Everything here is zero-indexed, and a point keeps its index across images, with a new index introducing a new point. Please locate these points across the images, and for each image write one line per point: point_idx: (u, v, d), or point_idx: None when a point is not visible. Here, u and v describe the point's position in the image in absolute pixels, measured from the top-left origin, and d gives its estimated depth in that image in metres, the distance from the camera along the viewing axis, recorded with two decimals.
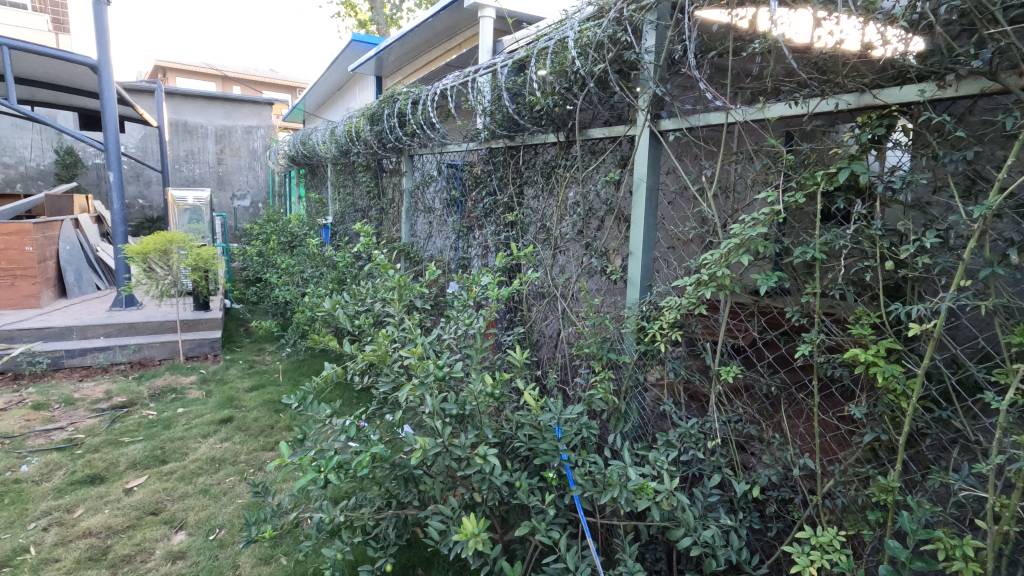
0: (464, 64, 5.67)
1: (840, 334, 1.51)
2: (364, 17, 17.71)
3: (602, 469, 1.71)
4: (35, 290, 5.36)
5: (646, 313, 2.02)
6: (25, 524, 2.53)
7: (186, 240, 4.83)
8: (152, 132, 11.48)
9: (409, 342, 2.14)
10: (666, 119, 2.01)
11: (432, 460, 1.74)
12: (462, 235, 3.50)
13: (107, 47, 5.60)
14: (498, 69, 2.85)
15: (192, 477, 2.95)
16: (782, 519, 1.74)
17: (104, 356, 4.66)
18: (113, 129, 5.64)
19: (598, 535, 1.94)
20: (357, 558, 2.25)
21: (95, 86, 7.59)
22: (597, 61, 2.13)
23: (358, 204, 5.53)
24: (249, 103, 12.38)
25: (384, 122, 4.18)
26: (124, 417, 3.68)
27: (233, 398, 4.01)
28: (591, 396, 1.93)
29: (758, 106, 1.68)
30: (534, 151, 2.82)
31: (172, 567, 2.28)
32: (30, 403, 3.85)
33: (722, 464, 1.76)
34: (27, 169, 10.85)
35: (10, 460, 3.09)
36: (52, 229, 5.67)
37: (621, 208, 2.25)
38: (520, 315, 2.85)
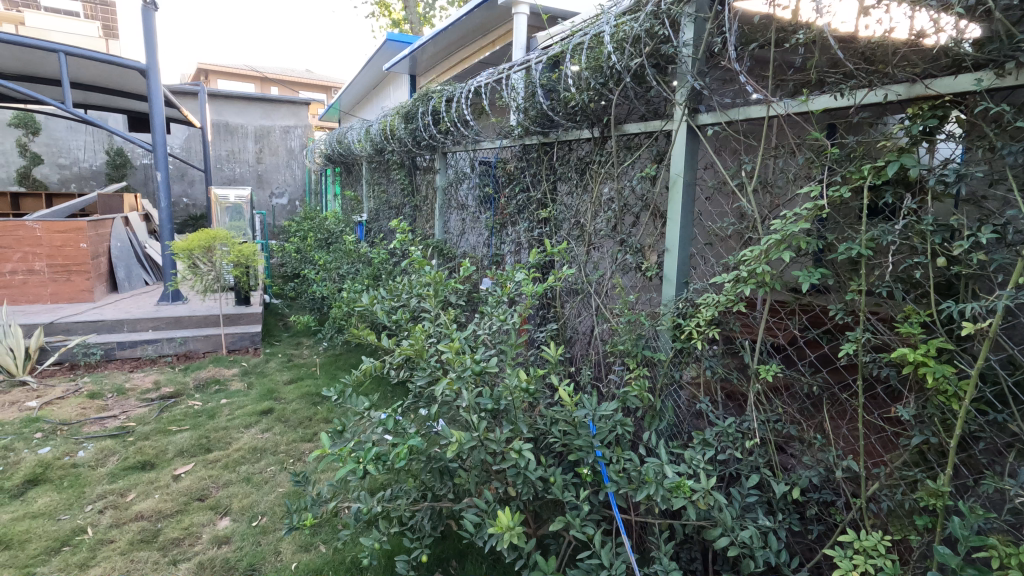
0: (497, 61, 5.68)
1: (887, 334, 1.47)
2: (398, 16, 17.88)
3: (637, 466, 1.71)
4: (89, 284, 5.61)
5: (683, 310, 1.99)
6: (82, 506, 2.67)
7: (228, 237, 4.98)
8: (195, 132, 11.90)
9: (445, 337, 2.17)
10: (704, 114, 1.98)
11: (468, 454, 1.76)
12: (495, 232, 3.52)
13: (155, 51, 5.82)
14: (533, 66, 2.85)
15: (236, 466, 3.06)
16: (823, 522, 1.70)
17: (152, 348, 4.86)
18: (161, 129, 5.86)
19: (633, 534, 1.93)
20: (393, 548, 2.30)
21: (144, 89, 7.89)
22: (634, 56, 2.11)
23: (393, 201, 5.62)
24: (286, 104, 12.68)
25: (418, 120, 4.23)
26: (171, 407, 3.84)
27: (273, 390, 4.13)
28: (626, 393, 1.92)
29: (801, 99, 1.63)
30: (568, 148, 2.81)
31: (218, 551, 2.37)
32: (86, 392, 4.05)
33: (760, 464, 1.73)
34: (80, 169, 11.40)
35: (68, 446, 3.26)
36: (103, 226, 5.96)
37: (656, 205, 2.22)
38: (554, 311, 2.86)
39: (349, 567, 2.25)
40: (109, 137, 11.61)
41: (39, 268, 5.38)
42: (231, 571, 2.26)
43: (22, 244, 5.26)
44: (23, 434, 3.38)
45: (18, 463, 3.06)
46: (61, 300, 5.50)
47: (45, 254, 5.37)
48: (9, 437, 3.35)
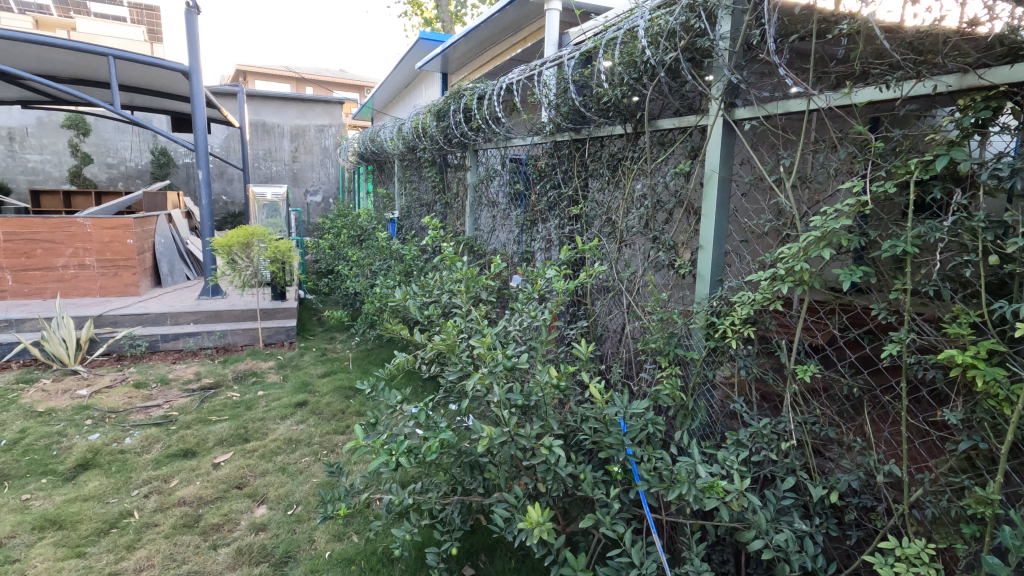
0: (529, 58, 5.65)
1: (933, 334, 1.41)
2: (430, 15, 17.94)
3: (669, 465, 1.69)
4: (135, 279, 5.85)
5: (716, 309, 1.96)
6: (129, 491, 2.79)
7: (265, 233, 5.12)
8: (234, 132, 12.25)
9: (476, 332, 2.18)
10: (741, 108, 1.94)
11: (498, 449, 1.77)
12: (526, 228, 3.53)
13: (197, 53, 6.00)
14: (565, 62, 2.83)
15: (272, 456, 3.15)
16: (862, 528, 1.65)
17: (193, 341, 5.04)
18: (202, 129, 6.04)
19: (663, 533, 1.91)
20: (424, 540, 2.33)
21: (186, 90, 8.15)
22: (669, 50, 2.07)
23: (424, 198, 5.68)
24: (321, 103, 12.94)
25: (450, 118, 4.24)
26: (211, 398, 3.97)
27: (308, 383, 4.24)
28: (657, 391, 1.90)
29: (843, 92, 1.58)
30: (600, 144, 2.79)
31: (256, 537, 2.45)
32: (132, 382, 4.23)
33: (796, 466, 1.69)
34: (127, 169, 11.86)
35: (116, 433, 3.41)
36: (148, 223, 6.19)
37: (691, 201, 2.19)
38: (584, 309, 2.85)
39: (381, 558, 2.29)
40: (153, 137, 12.04)
41: (90, 264, 5.62)
42: (268, 557, 2.33)
43: (73, 240, 5.50)
44: (74, 420, 3.55)
45: (70, 448, 3.21)
46: (110, 294, 5.75)
47: (95, 250, 5.62)
48: (62, 423, 3.52)
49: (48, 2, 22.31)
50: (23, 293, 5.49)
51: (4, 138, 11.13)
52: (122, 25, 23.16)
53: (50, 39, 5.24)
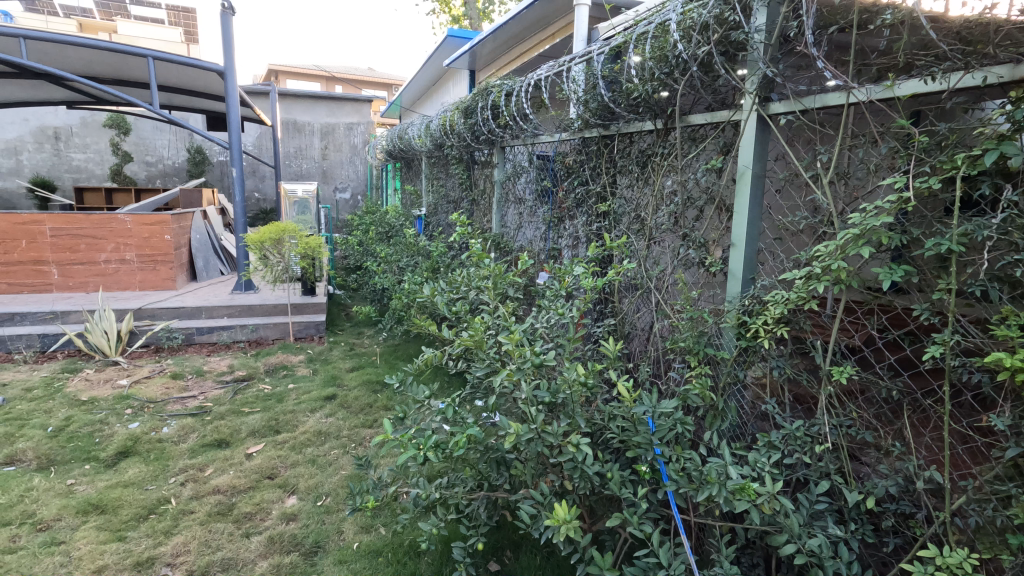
0: (557, 54, 5.62)
1: (979, 336, 1.36)
2: (457, 12, 17.92)
3: (698, 466, 1.67)
4: (172, 274, 6.02)
5: (748, 308, 1.91)
6: (166, 478, 2.89)
7: (296, 229, 5.22)
8: (266, 131, 12.51)
9: (504, 329, 2.18)
10: (776, 102, 1.89)
11: (525, 445, 1.77)
12: (553, 226, 3.52)
13: (231, 53, 6.14)
14: (594, 57, 2.79)
15: (302, 448, 3.22)
16: (900, 535, 1.60)
17: (227, 334, 5.18)
18: (236, 128, 6.18)
19: (692, 535, 1.89)
20: (450, 535, 2.35)
21: (220, 89, 8.35)
22: (701, 44, 2.02)
23: (451, 195, 5.73)
24: (350, 102, 13.12)
25: (478, 115, 4.24)
26: (244, 390, 4.07)
27: (336, 377, 4.31)
28: (687, 391, 1.87)
29: (885, 84, 1.52)
30: (629, 140, 2.76)
31: (287, 527, 2.50)
32: (169, 373, 4.37)
33: (831, 470, 1.65)
34: (165, 167, 12.24)
35: (154, 422, 3.53)
36: (185, 219, 6.38)
37: (722, 198, 2.15)
38: (611, 307, 2.83)
39: (407, 551, 2.32)
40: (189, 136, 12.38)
41: (130, 259, 5.82)
42: (298, 547, 2.38)
43: (114, 236, 5.70)
44: (115, 409, 3.68)
45: (112, 436, 3.33)
46: (148, 288, 5.94)
47: (135, 245, 5.81)
48: (104, 412, 3.65)
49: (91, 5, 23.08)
50: (68, 286, 5.73)
51: (51, 137, 11.59)
52: (160, 26, 23.82)
53: (93, 41, 5.42)
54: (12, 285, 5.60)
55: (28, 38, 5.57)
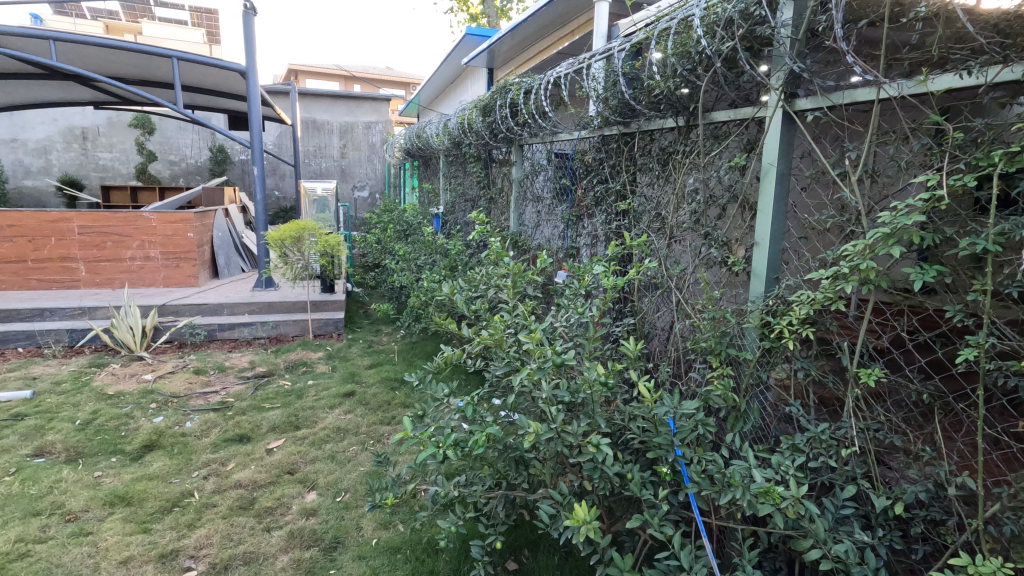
0: (576, 51, 5.59)
1: (1016, 339, 1.31)
2: (475, 11, 17.85)
3: (721, 468, 1.64)
4: (195, 271, 6.13)
5: (772, 308, 1.87)
6: (190, 472, 2.94)
7: (316, 227, 5.28)
8: (286, 130, 12.65)
9: (523, 328, 2.17)
10: (802, 98, 1.85)
11: (544, 445, 1.76)
12: (572, 224, 3.51)
13: (253, 53, 6.21)
14: (615, 54, 2.76)
15: (322, 443, 3.25)
16: (930, 542, 1.56)
17: (248, 331, 5.25)
18: (257, 127, 6.24)
19: (713, 538, 1.86)
20: (469, 533, 2.35)
21: (242, 89, 8.46)
22: (726, 39, 1.98)
23: (469, 194, 5.74)
24: (369, 101, 13.21)
25: (496, 113, 4.22)
26: (265, 386, 4.13)
27: (355, 374, 4.35)
28: (708, 391, 1.84)
29: (918, 79, 1.48)
30: (649, 138, 2.73)
31: (307, 522, 2.53)
32: (192, 368, 4.45)
33: (858, 475, 1.62)
34: (188, 165, 12.46)
35: (178, 416, 3.59)
36: (207, 217, 6.49)
37: (746, 196, 2.11)
38: (631, 306, 2.81)
39: (426, 548, 2.33)
40: (211, 135, 12.58)
41: (154, 256, 5.94)
42: (318, 541, 2.41)
43: (139, 234, 5.82)
44: (140, 404, 3.76)
45: (137, 430, 3.40)
46: (172, 284, 6.06)
47: (159, 243, 5.93)
48: (129, 406, 3.73)
49: (116, 7, 23.51)
50: (95, 283, 5.85)
51: (79, 137, 11.85)
52: (183, 27, 24.23)
53: (119, 42, 5.51)
54: (42, 281, 5.71)
55: (58, 40, 5.69)
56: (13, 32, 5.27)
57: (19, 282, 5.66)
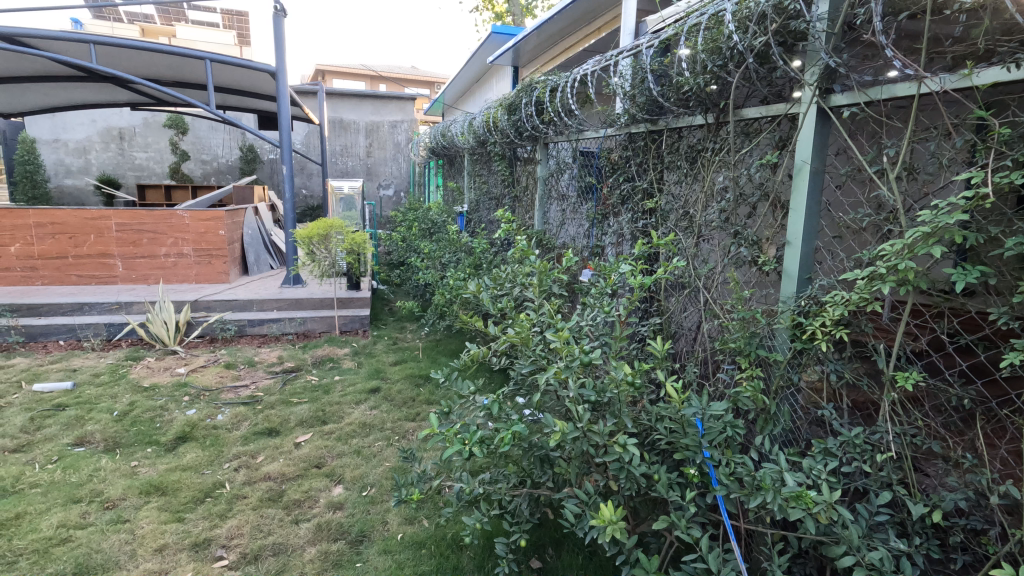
0: (603, 48, 5.54)
1: None
2: (500, 9, 17.76)
3: (750, 471, 1.62)
4: (226, 267, 6.28)
5: (804, 308, 1.84)
6: (221, 463, 3.02)
7: (343, 225, 5.35)
8: (314, 129, 12.86)
9: (549, 326, 2.17)
10: (838, 94, 1.80)
11: (570, 444, 1.76)
12: (597, 222, 3.49)
13: (283, 54, 6.31)
14: (643, 51, 2.73)
15: (348, 438, 3.30)
16: (970, 552, 1.51)
17: (276, 327, 5.35)
18: (287, 126, 6.35)
19: (741, 542, 1.83)
20: (493, 530, 2.36)
21: (271, 89, 8.62)
22: (758, 35, 1.94)
23: (493, 192, 5.75)
24: (394, 100, 13.33)
25: (521, 111, 4.20)
26: (292, 381, 4.21)
27: (380, 370, 4.40)
28: (737, 393, 1.81)
29: (962, 73, 1.43)
30: (677, 135, 2.70)
31: (334, 515, 2.57)
32: (223, 362, 4.56)
33: (893, 481, 1.57)
34: (219, 164, 12.77)
35: (210, 409, 3.69)
36: (237, 215, 6.63)
37: (777, 194, 2.06)
38: (657, 305, 2.78)
39: (450, 544, 2.35)
40: (241, 134, 12.86)
41: (188, 253, 6.10)
42: (345, 535, 2.44)
43: (173, 231, 5.99)
44: (174, 396, 3.86)
45: (171, 422, 3.50)
46: (204, 281, 6.22)
47: (192, 240, 6.09)
48: (163, 398, 3.84)
49: (151, 11, 24.13)
50: (132, 278, 6.03)
51: (116, 137, 12.23)
52: (214, 30, 24.84)
53: (155, 45, 5.65)
54: (81, 277, 5.91)
55: (97, 43, 5.86)
56: (54, 37, 5.46)
57: (60, 278, 5.86)
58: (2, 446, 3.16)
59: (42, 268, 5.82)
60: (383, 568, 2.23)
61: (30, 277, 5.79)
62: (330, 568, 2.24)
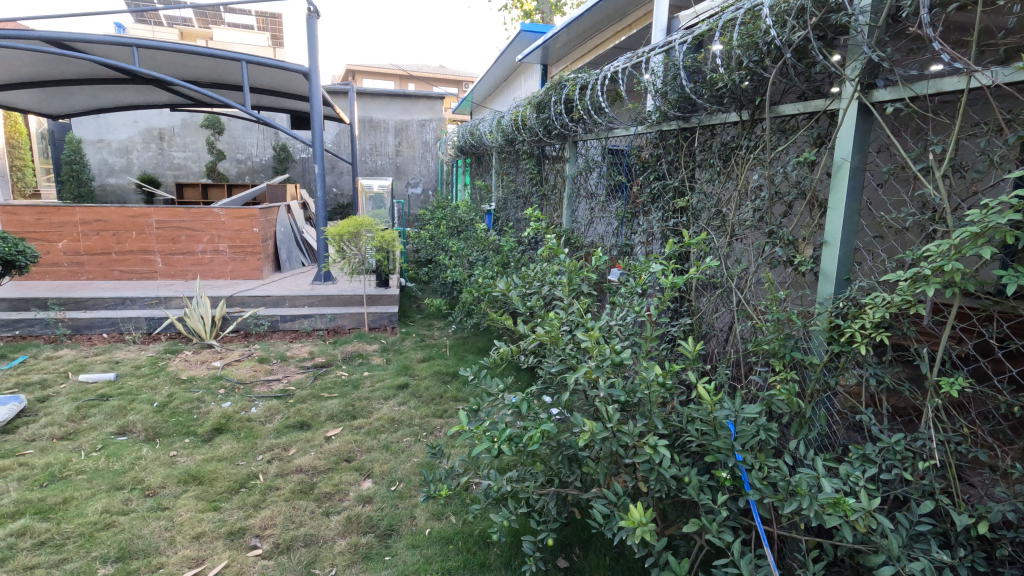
0: (633, 45, 5.48)
1: None
2: (530, 7, 17.70)
3: (785, 476, 1.58)
4: (259, 264, 6.43)
5: (842, 311, 1.79)
6: (255, 455, 3.10)
7: (372, 223, 5.42)
8: (344, 128, 13.06)
9: (579, 325, 2.15)
10: (881, 89, 1.74)
11: (599, 444, 1.75)
12: (626, 221, 3.46)
13: (316, 55, 6.43)
14: (675, 47, 2.68)
15: (377, 433, 3.35)
16: (1019, 567, 1.45)
17: (308, 323, 5.46)
18: (319, 125, 6.45)
19: (774, 547, 1.79)
20: (520, 528, 2.37)
21: (303, 90, 8.78)
22: (797, 28, 1.88)
23: (521, 190, 5.76)
24: (423, 99, 13.46)
25: (551, 109, 4.17)
26: (323, 375, 4.30)
27: (408, 366, 4.46)
28: (771, 396, 1.77)
29: (1017, 66, 1.36)
30: (710, 132, 2.65)
31: (363, 509, 2.61)
32: (257, 357, 4.68)
33: (935, 489, 1.52)
34: (253, 163, 13.09)
35: (244, 402, 3.79)
36: (270, 213, 6.79)
37: (815, 192, 2.01)
38: (688, 305, 2.74)
39: (477, 540, 2.36)
40: (274, 134, 13.14)
41: (223, 249, 6.27)
42: (374, 528, 2.48)
43: (210, 228, 6.16)
44: (210, 389, 3.98)
45: (208, 413, 3.61)
46: (239, 276, 6.39)
47: (228, 237, 6.25)
48: (200, 390, 3.96)
49: (189, 14, 24.79)
50: (170, 274, 6.23)
51: (156, 137, 12.64)
52: (250, 33, 25.49)
53: (194, 47, 5.82)
54: (123, 272, 6.12)
55: (139, 46, 6.05)
56: (98, 40, 5.65)
57: (103, 273, 6.09)
58: (51, 434, 3.31)
59: (87, 264, 6.05)
60: (411, 562, 2.26)
61: (76, 272, 6.02)
62: (359, 561, 2.28)
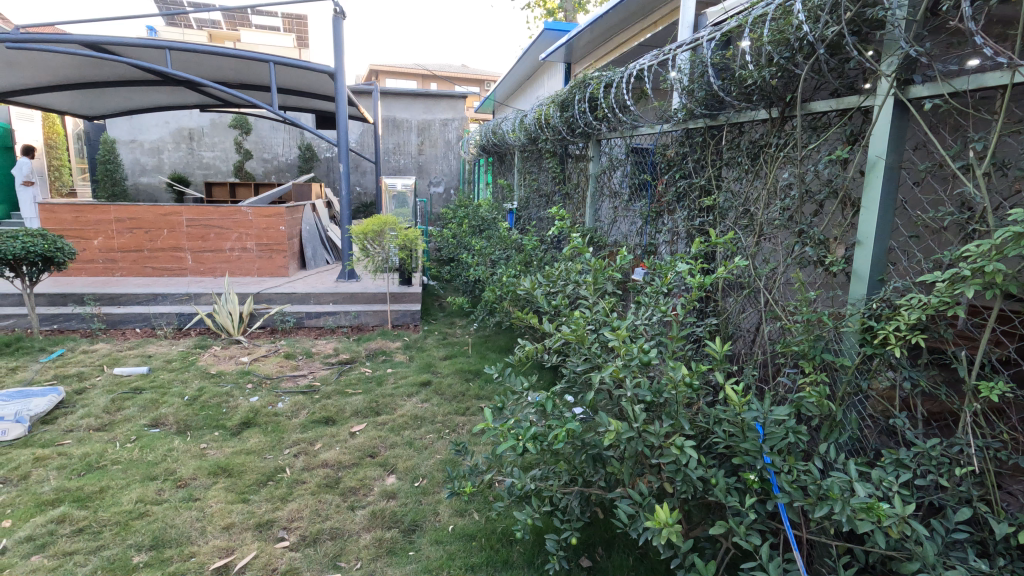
0: (659, 42, 5.40)
1: None
2: (553, 5, 17.59)
3: (815, 480, 1.56)
4: (285, 262, 6.54)
5: (875, 312, 1.74)
6: (281, 449, 3.15)
7: (396, 222, 5.47)
8: (368, 128, 13.20)
9: (604, 324, 2.14)
10: (918, 85, 1.69)
11: (625, 444, 1.74)
12: (651, 220, 3.44)
13: (341, 56, 6.52)
14: (703, 44, 2.64)
15: (400, 430, 3.38)
16: None
17: (332, 320, 5.54)
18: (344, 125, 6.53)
19: (802, 551, 1.76)
20: (543, 526, 2.38)
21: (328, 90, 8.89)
22: (830, 23, 1.84)
23: (544, 189, 5.75)
24: (445, 98, 13.52)
25: (575, 108, 4.14)
26: (347, 372, 4.36)
27: (431, 364, 4.49)
28: (801, 398, 1.74)
29: None
30: (739, 130, 2.61)
31: (387, 504, 2.64)
32: (283, 353, 4.76)
33: (973, 496, 1.47)
34: (279, 163, 13.32)
35: (271, 397, 3.86)
36: (296, 212, 6.90)
37: (847, 191, 1.97)
38: (714, 305, 2.71)
39: (500, 537, 2.38)
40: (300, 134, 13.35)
41: (250, 247, 6.39)
42: (398, 523, 2.51)
43: (238, 226, 6.29)
44: (239, 383, 4.08)
45: (236, 407, 3.69)
46: (265, 274, 6.50)
47: (255, 235, 6.37)
48: (229, 385, 4.06)
49: (218, 16, 25.27)
50: (200, 271, 6.37)
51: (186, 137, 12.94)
52: (276, 35, 25.94)
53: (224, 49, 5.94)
54: (155, 269, 6.28)
55: (171, 48, 6.19)
56: (132, 43, 5.80)
57: (136, 270, 6.26)
58: (88, 425, 3.42)
59: (121, 260, 6.22)
60: (434, 558, 2.28)
61: (110, 268, 6.20)
62: (384, 555, 2.31)
